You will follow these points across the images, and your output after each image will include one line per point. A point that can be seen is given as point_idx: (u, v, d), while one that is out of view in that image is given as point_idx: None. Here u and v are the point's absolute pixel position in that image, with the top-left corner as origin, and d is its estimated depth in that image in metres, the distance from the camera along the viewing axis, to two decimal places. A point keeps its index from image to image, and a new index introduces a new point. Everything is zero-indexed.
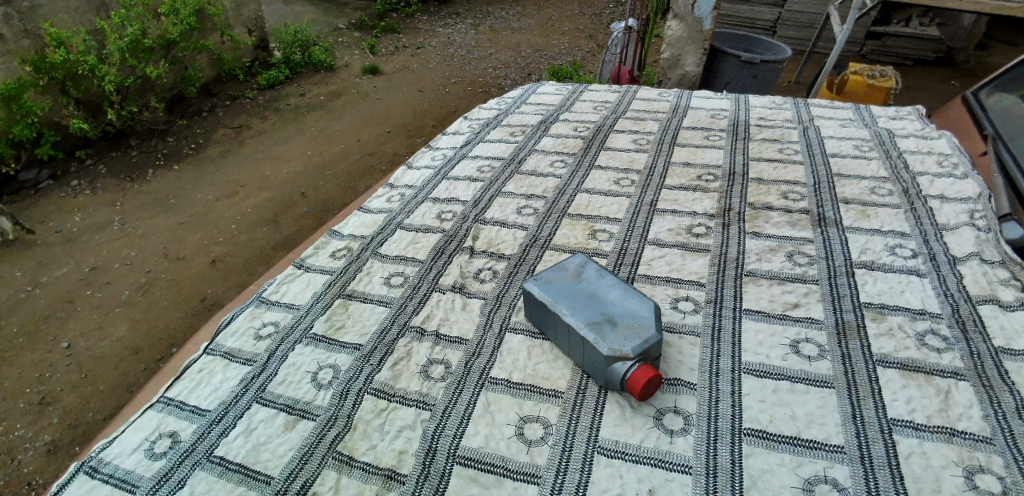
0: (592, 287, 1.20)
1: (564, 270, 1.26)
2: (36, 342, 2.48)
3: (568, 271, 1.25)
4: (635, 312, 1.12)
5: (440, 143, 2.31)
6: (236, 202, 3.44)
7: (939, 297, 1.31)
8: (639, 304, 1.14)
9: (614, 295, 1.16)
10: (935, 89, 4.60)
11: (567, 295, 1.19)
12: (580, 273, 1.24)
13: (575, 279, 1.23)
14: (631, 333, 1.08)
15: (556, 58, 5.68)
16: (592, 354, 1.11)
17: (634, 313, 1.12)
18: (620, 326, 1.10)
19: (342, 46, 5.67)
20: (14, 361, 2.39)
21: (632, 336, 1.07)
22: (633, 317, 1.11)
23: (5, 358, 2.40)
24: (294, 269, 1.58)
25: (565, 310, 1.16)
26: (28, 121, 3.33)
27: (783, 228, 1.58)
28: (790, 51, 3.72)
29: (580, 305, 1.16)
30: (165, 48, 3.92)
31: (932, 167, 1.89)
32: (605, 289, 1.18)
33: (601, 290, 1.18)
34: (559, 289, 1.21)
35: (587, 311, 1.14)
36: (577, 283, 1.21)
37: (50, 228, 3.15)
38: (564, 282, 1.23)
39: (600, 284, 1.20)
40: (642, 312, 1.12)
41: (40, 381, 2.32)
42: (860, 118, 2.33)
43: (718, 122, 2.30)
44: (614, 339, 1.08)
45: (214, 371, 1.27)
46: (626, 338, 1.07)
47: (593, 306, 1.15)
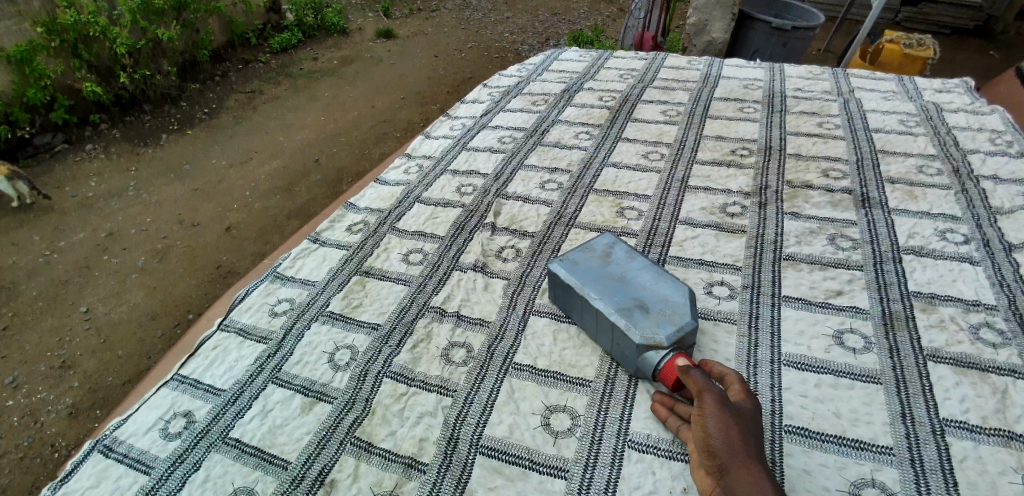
0: (620, 270, 1.12)
1: (590, 251, 1.19)
2: (54, 308, 2.48)
3: (594, 252, 1.18)
4: (667, 298, 1.05)
5: (458, 112, 2.21)
6: (249, 170, 3.38)
7: (995, 287, 1.21)
8: (672, 289, 1.07)
9: (644, 277, 1.10)
10: (975, 60, 4.36)
11: (595, 278, 1.12)
12: (607, 254, 1.17)
13: (602, 261, 1.15)
14: (663, 319, 1.01)
15: (576, 23, 5.46)
16: (622, 341, 1.05)
17: (667, 299, 1.05)
18: (653, 312, 1.03)
19: (356, 9, 5.52)
20: (33, 325, 2.40)
21: (665, 323, 1.01)
22: (666, 303, 1.04)
23: (24, 323, 2.41)
24: (309, 244, 1.52)
25: (593, 294, 1.09)
26: (41, 85, 3.28)
27: (824, 209, 1.49)
28: (823, 17, 3.52)
29: (609, 289, 1.09)
30: (177, 10, 3.88)
31: (983, 144, 1.77)
32: (634, 271, 1.11)
33: (631, 274, 1.11)
34: (585, 271, 1.14)
35: (616, 296, 1.07)
36: (605, 266, 1.14)
37: (66, 193, 3.13)
38: (590, 264, 1.15)
39: (630, 266, 1.13)
40: (675, 297, 1.05)
41: (58, 346, 2.32)
42: (904, 91, 2.19)
43: (753, 94, 2.18)
44: (645, 326, 1.01)
45: (228, 349, 1.24)
46: (659, 325, 1.00)
47: (623, 291, 1.08)
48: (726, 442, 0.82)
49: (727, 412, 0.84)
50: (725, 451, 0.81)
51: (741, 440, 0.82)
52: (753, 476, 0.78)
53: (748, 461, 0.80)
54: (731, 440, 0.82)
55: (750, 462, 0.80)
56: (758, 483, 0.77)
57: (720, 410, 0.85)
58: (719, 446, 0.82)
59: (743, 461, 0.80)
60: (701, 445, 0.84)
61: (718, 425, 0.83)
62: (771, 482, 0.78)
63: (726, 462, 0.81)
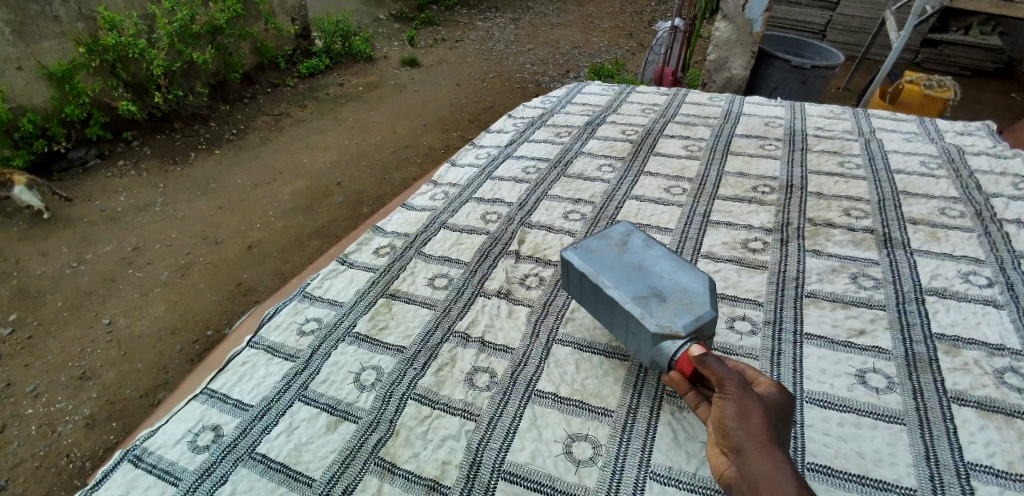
0: (638, 258, 1.12)
1: (608, 239, 1.18)
2: (79, 318, 2.55)
3: (611, 239, 1.17)
4: (685, 287, 1.05)
5: (484, 141, 2.27)
6: (274, 190, 3.48)
7: (1019, 332, 1.21)
8: (690, 279, 1.06)
9: (662, 265, 1.10)
10: (998, 103, 4.39)
11: (611, 266, 1.11)
12: (626, 243, 1.16)
13: (620, 249, 1.15)
14: (681, 309, 1.01)
15: (596, 56, 5.59)
16: (637, 330, 1.05)
17: (685, 287, 1.04)
18: (669, 301, 1.03)
19: (382, 37, 5.70)
20: (57, 334, 2.47)
21: (683, 312, 1.00)
22: (685, 293, 1.04)
23: (48, 331, 2.48)
24: (338, 265, 1.57)
25: (609, 282, 1.09)
26: (79, 102, 3.44)
27: (847, 248, 1.50)
28: (844, 56, 3.57)
29: (627, 278, 1.08)
30: (211, 35, 4.02)
31: (1005, 188, 1.78)
32: (652, 258, 1.11)
33: (649, 262, 1.11)
34: (602, 258, 1.14)
35: (633, 285, 1.07)
36: (623, 254, 1.13)
37: (96, 206, 3.24)
38: (607, 253, 1.15)
39: (647, 255, 1.12)
40: (695, 286, 1.05)
41: (80, 356, 2.38)
42: (926, 132, 2.21)
43: (773, 131, 2.21)
44: (661, 315, 1.01)
45: (256, 365, 1.27)
46: (675, 315, 1.00)
47: (639, 280, 1.07)
48: (745, 428, 0.83)
49: (749, 398, 0.85)
50: (743, 434, 0.83)
51: (761, 425, 0.83)
52: (769, 459, 0.80)
53: (766, 443, 0.81)
54: (749, 425, 0.83)
55: (766, 444, 0.81)
56: (774, 466, 0.79)
57: (741, 396, 0.85)
58: (737, 427, 0.84)
59: (760, 444, 0.81)
60: (719, 426, 0.86)
61: (737, 408, 0.85)
62: (788, 464, 0.79)
63: (743, 443, 0.82)
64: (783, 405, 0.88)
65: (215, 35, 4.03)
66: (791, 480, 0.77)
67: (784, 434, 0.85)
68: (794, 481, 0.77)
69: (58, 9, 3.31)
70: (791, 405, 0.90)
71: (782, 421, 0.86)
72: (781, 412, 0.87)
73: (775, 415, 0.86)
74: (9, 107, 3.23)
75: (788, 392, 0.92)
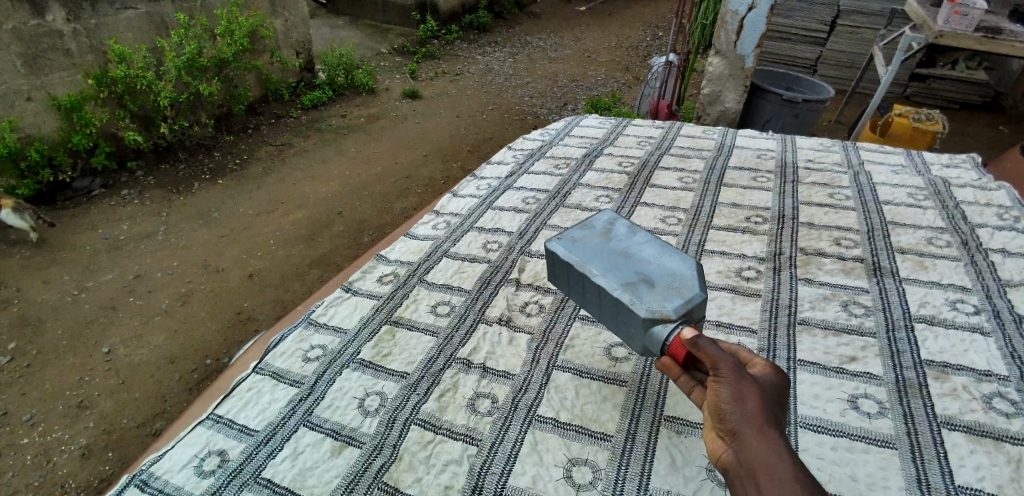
0: (623, 246, 1.08)
1: (590, 227, 1.14)
2: (78, 346, 2.57)
3: (594, 227, 1.13)
4: (672, 273, 1.00)
5: (484, 173, 2.34)
6: (276, 219, 3.54)
7: (1006, 358, 1.24)
8: (676, 264, 1.02)
9: (648, 251, 1.06)
10: (985, 136, 4.52)
11: (596, 254, 1.06)
12: (609, 231, 1.12)
13: (603, 236, 1.11)
14: (671, 293, 0.96)
15: (593, 89, 5.74)
16: (627, 318, 0.98)
17: (672, 273, 1.00)
18: (658, 286, 0.98)
19: (385, 70, 5.86)
20: (56, 362, 2.49)
21: (673, 296, 0.95)
22: (672, 278, 0.99)
23: (47, 360, 2.50)
24: (342, 293, 1.60)
25: (595, 269, 1.03)
26: (86, 132, 3.50)
27: (837, 276, 1.55)
28: (834, 91, 3.68)
29: (613, 266, 1.03)
30: (217, 67, 4.11)
31: (990, 219, 1.84)
32: (637, 245, 1.07)
33: (634, 248, 1.07)
34: (585, 245, 1.09)
35: (620, 273, 1.01)
36: (607, 242, 1.09)
37: (99, 235, 3.28)
38: (592, 242, 1.10)
39: (632, 243, 1.08)
40: (682, 271, 1.01)
41: (79, 385, 2.39)
42: (913, 165, 2.28)
43: (765, 163, 2.28)
44: (651, 299, 0.95)
45: (262, 391, 1.30)
46: (666, 299, 0.95)
47: (626, 267, 1.02)
48: (742, 412, 0.82)
49: (744, 381, 0.84)
50: (739, 417, 0.82)
51: (757, 408, 0.82)
52: (767, 442, 0.79)
53: (762, 426, 0.80)
54: (745, 408, 0.82)
55: (763, 426, 0.80)
56: (772, 449, 0.78)
57: (736, 378, 0.84)
58: (733, 411, 0.82)
59: (757, 428, 0.80)
60: (714, 410, 0.84)
61: (733, 391, 0.83)
62: (784, 447, 0.79)
63: (739, 426, 0.81)
64: (777, 387, 0.88)
65: (221, 68, 4.12)
66: (788, 463, 0.77)
67: (779, 416, 0.84)
68: (791, 464, 0.77)
69: (70, 43, 3.42)
70: (785, 387, 0.90)
71: (777, 403, 0.86)
72: (776, 393, 0.87)
73: (770, 397, 0.85)
74: (18, 137, 3.32)
75: (781, 374, 0.91)
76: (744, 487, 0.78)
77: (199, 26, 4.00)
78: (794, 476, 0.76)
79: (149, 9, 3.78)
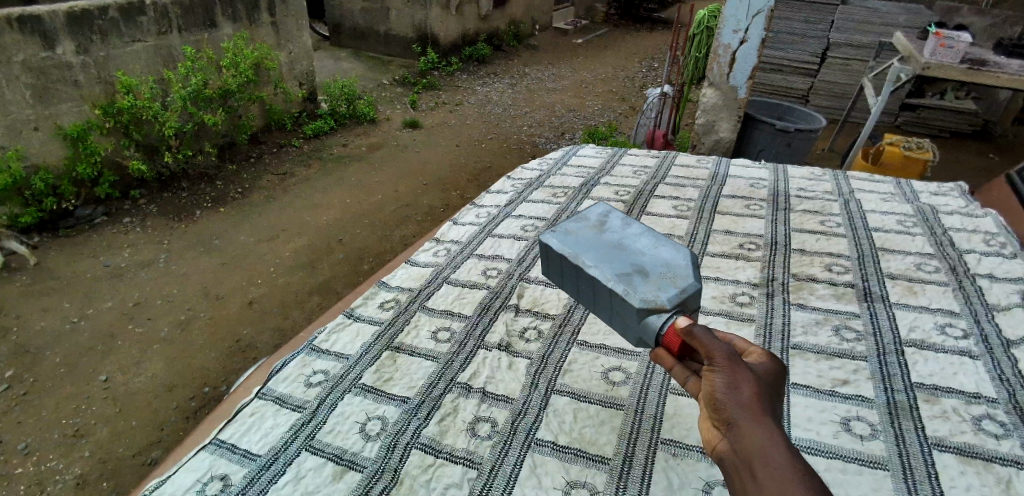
0: (616, 236, 0.93)
1: (578, 217, 1.01)
2: (76, 373, 2.58)
3: (581, 218, 1.00)
4: (668, 262, 0.86)
5: (483, 201, 2.39)
6: (277, 247, 3.58)
7: (995, 381, 1.27)
8: (673, 254, 0.88)
9: (640, 240, 0.92)
10: (974, 163, 4.62)
11: (585, 242, 0.91)
12: (601, 222, 0.98)
13: (592, 226, 0.97)
14: (666, 283, 0.81)
15: (589, 119, 5.87)
16: (618, 309, 0.83)
17: (668, 263, 0.86)
18: (653, 276, 0.83)
19: (386, 101, 5.99)
20: (53, 390, 2.49)
21: (667, 286, 0.80)
22: (668, 267, 0.85)
23: (44, 387, 2.50)
24: (344, 319, 1.63)
25: (583, 256, 0.89)
26: (91, 161, 3.57)
27: (828, 301, 1.58)
28: (825, 120, 3.78)
29: (604, 254, 0.88)
30: (222, 98, 4.20)
31: (977, 245, 1.89)
32: (627, 234, 0.94)
33: (626, 238, 0.93)
34: (572, 234, 0.95)
35: (611, 262, 0.86)
36: (599, 232, 0.95)
37: (100, 262, 3.32)
38: (582, 232, 0.95)
39: (626, 234, 0.93)
40: (677, 259, 0.87)
41: (75, 413, 2.39)
42: (901, 193, 2.34)
43: (758, 192, 2.35)
44: (646, 288, 0.80)
45: (264, 416, 1.32)
46: (660, 288, 0.80)
47: (618, 257, 0.88)
48: (739, 402, 0.71)
49: (739, 367, 0.73)
50: (736, 406, 0.71)
51: (755, 398, 0.71)
52: (766, 433, 0.69)
53: (761, 416, 0.70)
54: (742, 398, 0.71)
55: (762, 417, 0.70)
56: (772, 440, 0.68)
57: (731, 366, 0.73)
58: (729, 401, 0.71)
59: (756, 419, 0.70)
60: (707, 401, 0.73)
61: (728, 379, 0.73)
62: (784, 438, 0.69)
63: (735, 416, 0.71)
64: (775, 373, 0.77)
65: (226, 99, 4.22)
66: (788, 456, 0.67)
67: (778, 405, 0.74)
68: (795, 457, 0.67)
69: (78, 75, 3.51)
70: (782, 374, 0.80)
71: (775, 391, 0.76)
72: (773, 380, 0.77)
73: (768, 385, 0.75)
74: (25, 166, 3.39)
75: (777, 359, 0.81)
76: (742, 484, 0.68)
77: (206, 59, 4.13)
78: (798, 472, 0.66)
79: (157, 42, 3.89)
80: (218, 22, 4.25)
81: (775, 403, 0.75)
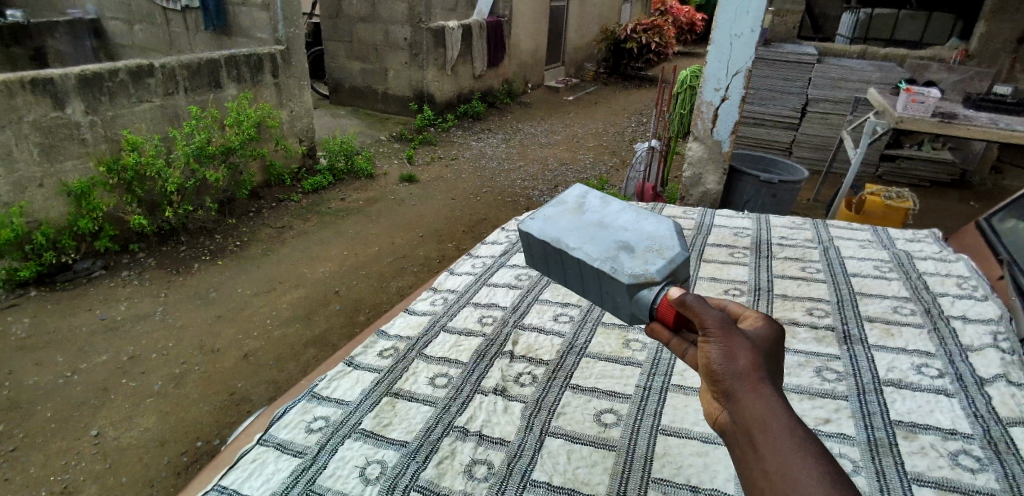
0: (600, 225, 1.06)
1: (565, 210, 1.14)
2: (67, 428, 2.57)
3: (567, 208, 1.14)
4: (651, 241, 0.98)
5: (479, 252, 2.48)
6: (273, 299, 3.63)
7: (970, 418, 1.33)
8: (656, 234, 1.01)
9: (621, 223, 1.07)
10: (953, 210, 4.81)
11: (573, 232, 1.04)
12: (583, 214, 1.11)
13: (578, 216, 1.11)
14: (652, 257, 0.93)
15: (581, 173, 6.07)
16: (611, 288, 0.93)
17: (652, 241, 0.98)
18: (639, 253, 0.95)
19: (383, 156, 6.20)
20: (43, 446, 2.48)
21: (654, 259, 0.92)
22: (652, 245, 0.97)
23: (34, 443, 2.49)
24: (344, 366, 1.68)
25: (572, 243, 1.01)
26: (93, 216, 3.66)
27: (810, 344, 1.65)
28: (807, 172, 3.97)
29: (591, 240, 1.01)
30: (224, 155, 4.35)
31: (950, 288, 1.99)
32: (609, 219, 1.08)
33: (610, 224, 1.06)
34: (561, 224, 1.08)
35: (598, 246, 0.99)
36: (584, 223, 1.07)
37: (96, 316, 3.35)
38: (568, 224, 1.08)
39: (609, 222, 1.07)
40: (658, 235, 1.00)
41: (64, 469, 2.37)
42: (878, 240, 2.46)
43: (741, 240, 2.46)
44: (634, 264, 0.91)
45: (265, 462, 1.34)
46: (648, 262, 0.91)
47: (603, 241, 1.00)
48: (735, 370, 0.74)
49: (735, 336, 0.76)
50: (733, 374, 0.73)
51: (751, 365, 0.74)
52: (763, 399, 0.71)
53: (758, 382, 0.73)
54: (738, 366, 0.74)
55: (758, 384, 0.72)
56: (768, 406, 0.71)
57: (726, 335, 0.76)
58: (726, 369, 0.74)
59: (753, 386, 0.72)
60: (705, 371, 0.76)
61: (724, 349, 0.75)
62: (782, 403, 0.72)
63: (733, 386, 0.73)
64: (771, 339, 0.80)
65: (228, 155, 4.36)
66: (786, 420, 0.70)
67: (776, 371, 0.77)
68: (793, 424, 0.69)
69: (86, 133, 3.67)
70: (779, 337, 0.82)
71: (772, 357, 0.78)
72: (770, 346, 0.80)
73: (764, 350, 0.78)
74: (27, 221, 3.49)
75: (775, 323, 0.84)
76: (743, 454, 0.70)
77: (210, 118, 4.31)
78: (796, 439, 0.68)
79: (163, 103, 4.08)
80: (223, 84, 4.47)
81: (773, 369, 0.77)
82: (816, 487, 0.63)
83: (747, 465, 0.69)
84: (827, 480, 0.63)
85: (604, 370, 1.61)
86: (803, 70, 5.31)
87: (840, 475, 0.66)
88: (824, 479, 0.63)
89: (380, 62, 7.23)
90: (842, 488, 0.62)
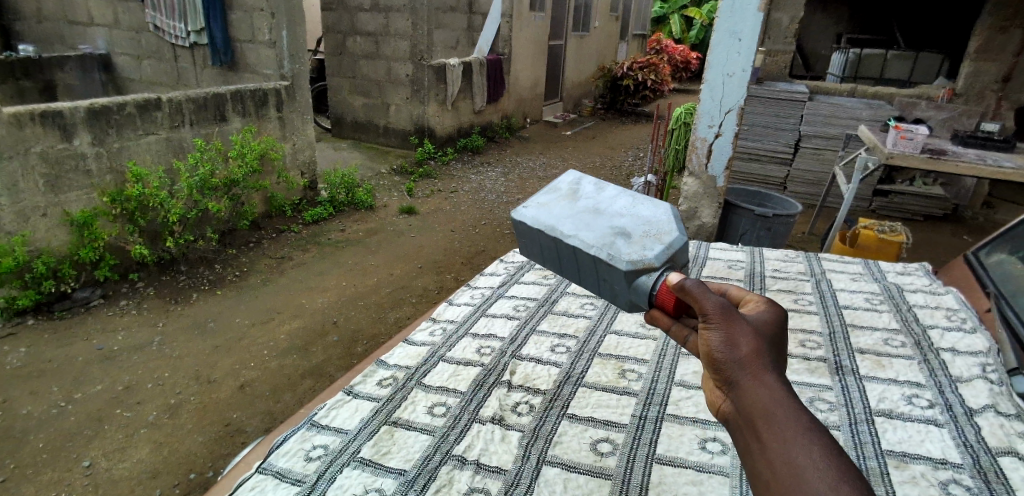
0: (594, 211, 1.12)
1: (559, 198, 1.20)
2: (59, 459, 2.55)
3: (561, 196, 1.20)
4: (647, 226, 1.04)
5: (477, 283, 2.52)
6: (271, 329, 3.65)
7: (960, 448, 1.36)
8: (651, 220, 1.06)
9: (617, 210, 1.12)
10: (946, 244, 4.88)
11: (569, 220, 1.09)
12: (577, 202, 1.17)
13: (574, 203, 1.16)
14: (649, 242, 0.98)
15: None
16: (608, 275, 0.98)
17: (647, 227, 1.04)
18: (635, 238, 1.00)
19: (383, 189, 6.30)
20: (34, 477, 2.46)
21: (651, 244, 0.97)
22: (648, 230, 1.03)
23: (25, 474, 2.47)
24: (343, 395, 1.70)
25: (569, 231, 1.06)
26: (94, 245, 3.70)
27: (803, 375, 1.67)
28: (800, 207, 4.05)
29: (587, 227, 1.06)
30: (228, 187, 4.42)
31: (940, 320, 2.03)
32: (603, 205, 1.14)
33: (604, 210, 1.12)
34: (556, 212, 1.14)
35: (593, 232, 1.04)
36: (578, 210, 1.13)
37: (93, 345, 3.35)
38: (563, 212, 1.13)
39: (603, 208, 1.12)
40: (653, 221, 1.06)
41: None
42: (870, 273, 2.51)
43: (735, 272, 2.51)
44: (631, 250, 0.96)
45: (264, 489, 1.34)
46: (645, 247, 0.96)
47: (599, 228, 1.05)
48: (736, 356, 0.76)
49: (735, 322, 0.79)
50: (734, 361, 0.76)
51: (752, 351, 0.76)
52: (764, 385, 0.74)
53: (758, 368, 0.75)
54: (739, 352, 0.77)
55: (759, 370, 0.75)
56: (770, 392, 0.73)
57: (726, 321, 0.79)
58: (727, 356, 0.77)
59: (754, 372, 0.75)
60: (706, 358, 0.79)
61: (725, 336, 0.78)
62: (783, 388, 0.74)
63: (735, 373, 0.76)
64: (770, 324, 0.84)
65: (231, 187, 4.43)
66: (788, 406, 0.72)
67: (777, 355, 0.80)
68: (792, 409, 0.71)
69: (91, 164, 3.75)
70: (777, 322, 0.86)
71: (772, 341, 0.81)
72: (769, 331, 0.83)
73: (764, 334, 0.81)
74: (29, 250, 3.53)
75: (774, 309, 0.87)
76: (745, 441, 0.72)
77: (214, 151, 4.33)
78: (798, 424, 0.70)
79: (168, 135, 4.18)
80: (228, 117, 4.58)
81: (774, 354, 0.80)
82: (815, 470, 0.65)
83: (751, 452, 0.71)
84: (829, 465, 0.65)
85: (600, 399, 1.64)
86: (794, 107, 5.47)
87: (841, 460, 0.67)
88: (824, 462, 0.66)
89: (382, 97, 7.41)
90: (842, 473, 0.64)
